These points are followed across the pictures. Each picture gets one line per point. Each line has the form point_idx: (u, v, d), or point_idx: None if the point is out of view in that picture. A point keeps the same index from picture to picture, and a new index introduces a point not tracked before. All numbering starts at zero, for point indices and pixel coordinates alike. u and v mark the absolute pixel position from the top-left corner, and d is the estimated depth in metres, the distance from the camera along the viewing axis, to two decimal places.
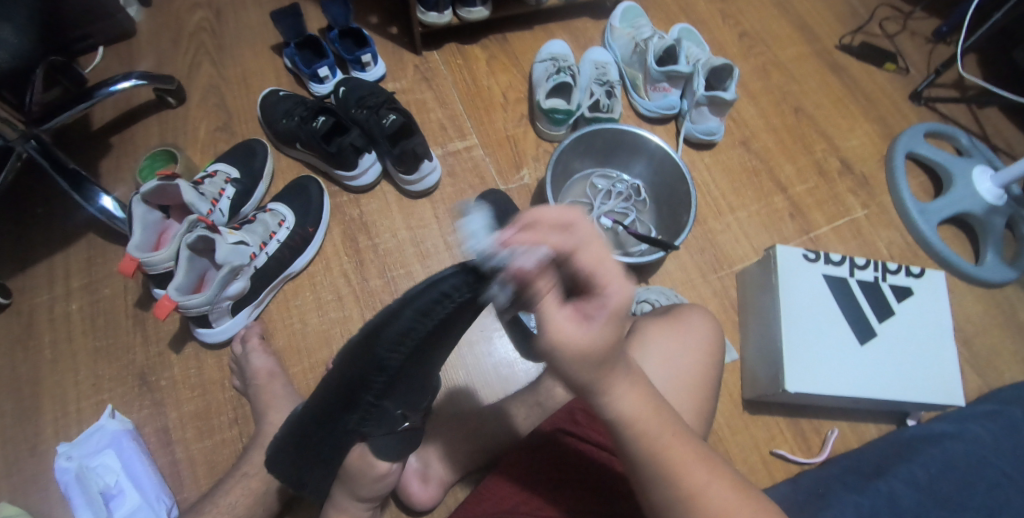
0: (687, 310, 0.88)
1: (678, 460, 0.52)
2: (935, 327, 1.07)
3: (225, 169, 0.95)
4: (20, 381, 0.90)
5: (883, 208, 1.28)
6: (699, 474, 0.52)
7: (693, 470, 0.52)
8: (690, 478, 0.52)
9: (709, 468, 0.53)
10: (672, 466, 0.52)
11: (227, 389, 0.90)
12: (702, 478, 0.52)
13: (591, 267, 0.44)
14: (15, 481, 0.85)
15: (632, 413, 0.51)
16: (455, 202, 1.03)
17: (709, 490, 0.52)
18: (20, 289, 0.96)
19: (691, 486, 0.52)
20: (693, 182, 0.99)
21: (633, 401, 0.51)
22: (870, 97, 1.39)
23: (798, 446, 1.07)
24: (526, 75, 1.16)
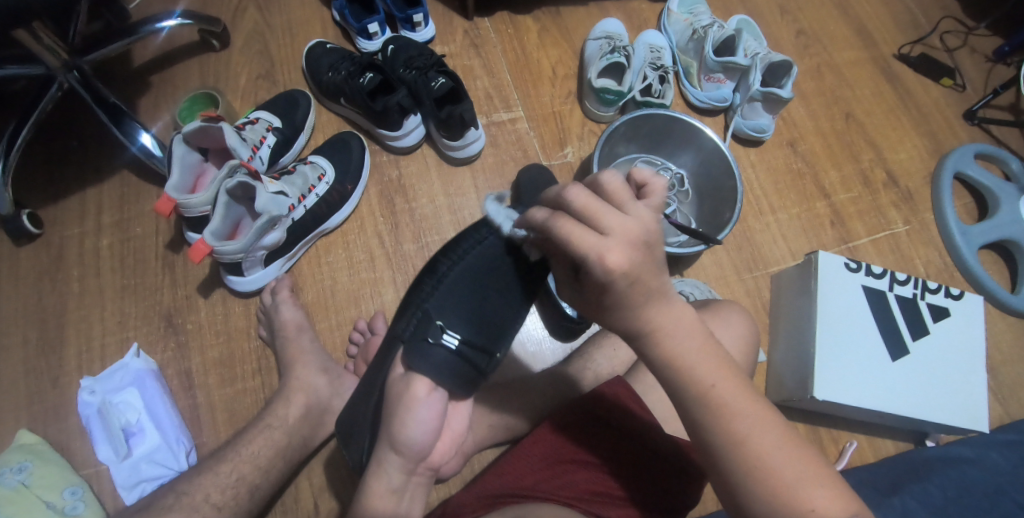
0: (724, 306, 0.86)
1: (730, 406, 0.52)
2: (970, 352, 1.05)
3: (267, 117, 0.93)
4: (47, 311, 0.90)
5: (925, 225, 1.25)
6: (746, 415, 0.52)
7: (740, 410, 0.52)
8: (739, 426, 0.51)
9: (755, 420, 0.52)
10: (722, 410, 0.52)
11: (252, 339, 0.89)
12: (751, 423, 0.51)
13: (585, 206, 0.49)
14: (37, 410, 0.85)
15: (683, 360, 0.52)
16: (496, 173, 1.01)
17: (753, 436, 0.51)
18: (52, 219, 0.95)
19: (741, 431, 0.51)
20: (741, 178, 0.96)
21: (681, 342, 0.52)
22: (923, 111, 1.34)
23: (815, 454, 1.05)
24: (577, 51, 1.12)
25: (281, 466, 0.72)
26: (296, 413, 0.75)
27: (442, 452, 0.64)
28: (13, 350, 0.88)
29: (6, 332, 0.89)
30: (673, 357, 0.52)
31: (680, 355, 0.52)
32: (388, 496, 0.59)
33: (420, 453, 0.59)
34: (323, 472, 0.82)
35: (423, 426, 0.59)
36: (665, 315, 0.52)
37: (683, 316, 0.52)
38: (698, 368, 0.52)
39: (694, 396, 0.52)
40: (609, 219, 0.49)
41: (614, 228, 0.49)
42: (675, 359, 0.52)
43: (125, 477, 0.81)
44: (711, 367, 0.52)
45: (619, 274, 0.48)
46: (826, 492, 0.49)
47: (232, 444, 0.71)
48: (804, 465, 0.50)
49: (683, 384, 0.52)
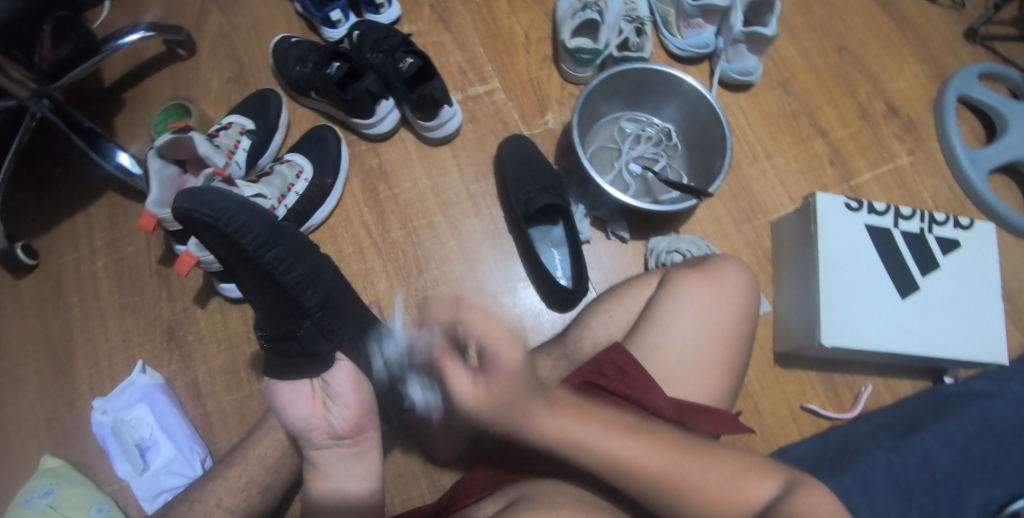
0: (720, 261, 0.83)
1: (649, 464, 0.54)
2: (983, 282, 1.02)
3: (240, 120, 0.91)
4: (53, 339, 0.92)
5: (931, 153, 1.20)
6: (653, 458, 0.54)
7: (655, 461, 0.54)
8: (659, 467, 0.54)
9: (685, 456, 0.55)
10: (651, 474, 0.54)
11: (253, 343, 0.90)
12: (666, 461, 0.54)
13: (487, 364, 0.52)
14: (57, 434, 0.87)
15: (588, 451, 0.54)
16: (478, 149, 0.99)
17: (688, 474, 0.54)
18: (46, 247, 0.96)
19: (669, 474, 0.54)
20: (729, 125, 0.92)
21: (571, 428, 0.54)
22: (920, 35, 1.28)
23: (830, 400, 1.03)
24: (550, 13, 1.08)
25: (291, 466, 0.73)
26: None
27: (338, 416, 0.59)
28: (26, 379, 0.90)
29: (16, 362, 0.91)
30: (584, 446, 0.54)
31: (565, 432, 0.54)
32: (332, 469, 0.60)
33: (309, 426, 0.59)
34: None
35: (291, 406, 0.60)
36: (533, 415, 0.54)
37: (556, 400, 0.56)
38: (596, 440, 0.54)
39: (605, 469, 0.55)
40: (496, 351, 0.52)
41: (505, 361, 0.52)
42: (573, 449, 0.54)
43: (147, 490, 0.83)
44: (599, 433, 0.55)
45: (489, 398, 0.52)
46: (758, 481, 0.55)
47: (240, 448, 0.72)
48: (727, 468, 0.55)
49: (604, 470, 0.55)
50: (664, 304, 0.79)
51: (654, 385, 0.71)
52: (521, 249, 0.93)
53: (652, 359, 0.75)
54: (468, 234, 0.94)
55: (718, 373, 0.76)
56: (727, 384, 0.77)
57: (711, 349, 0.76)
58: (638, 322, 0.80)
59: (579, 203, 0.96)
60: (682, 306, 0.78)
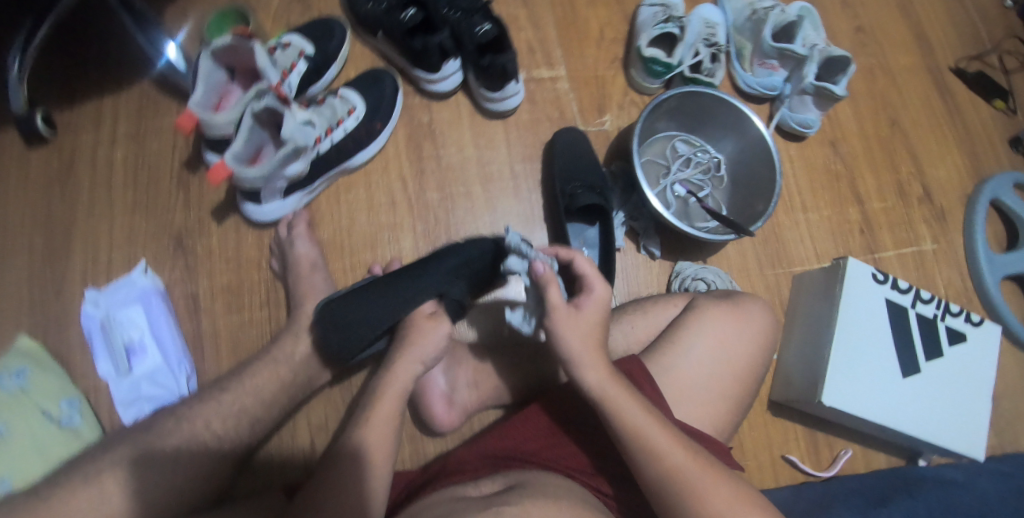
0: (746, 298, 0.84)
1: (642, 429, 0.62)
2: (978, 379, 1.03)
3: (300, 42, 0.87)
4: (54, 219, 0.87)
5: (953, 247, 1.21)
6: (676, 455, 0.61)
7: (678, 461, 0.61)
8: (657, 446, 0.62)
9: (669, 440, 0.62)
10: (641, 436, 0.62)
11: (263, 270, 0.87)
12: (683, 461, 0.61)
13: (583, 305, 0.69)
14: (38, 317, 0.83)
15: (627, 422, 0.63)
16: (530, 131, 0.97)
17: (668, 456, 0.61)
18: (65, 123, 0.91)
19: (655, 448, 0.61)
20: (781, 171, 0.93)
21: (622, 402, 0.64)
22: (969, 130, 1.29)
23: (809, 455, 1.04)
24: (628, 15, 1.06)
25: (282, 402, 0.72)
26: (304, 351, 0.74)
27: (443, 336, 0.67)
28: (17, 254, 0.86)
29: (11, 234, 0.86)
30: (624, 416, 0.63)
31: (581, 349, 0.66)
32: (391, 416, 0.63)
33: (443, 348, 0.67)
34: (321, 412, 0.81)
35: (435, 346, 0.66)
36: (596, 368, 0.66)
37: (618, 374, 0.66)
38: (634, 417, 0.63)
39: (634, 445, 0.62)
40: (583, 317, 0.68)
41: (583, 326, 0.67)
42: (616, 416, 0.63)
43: (124, 394, 0.80)
44: (644, 416, 0.63)
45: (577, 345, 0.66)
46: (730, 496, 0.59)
47: (236, 375, 0.71)
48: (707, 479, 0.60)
49: (630, 443, 0.62)
50: (688, 326, 0.79)
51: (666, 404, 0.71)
52: (552, 241, 0.92)
53: (666, 377, 0.76)
54: (503, 214, 0.92)
55: (724, 404, 0.77)
56: (730, 418, 0.77)
57: (723, 380, 0.77)
58: (657, 339, 0.80)
59: (620, 210, 0.95)
60: (705, 333, 0.79)
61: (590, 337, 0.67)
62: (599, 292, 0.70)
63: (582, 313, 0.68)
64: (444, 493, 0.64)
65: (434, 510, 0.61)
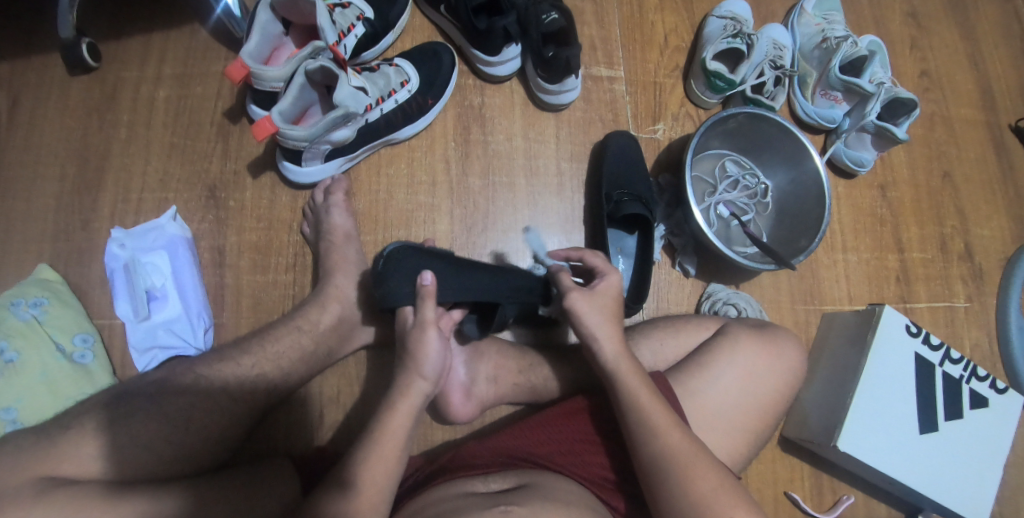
0: (781, 332, 0.82)
1: (652, 417, 0.62)
2: (995, 446, 1.00)
3: (360, 4, 0.85)
4: (88, 151, 0.86)
5: (986, 309, 1.17)
6: (674, 436, 0.61)
7: (674, 441, 0.61)
8: (669, 441, 0.61)
9: (681, 432, 0.62)
10: (648, 422, 0.62)
11: (293, 233, 0.85)
12: (679, 443, 0.61)
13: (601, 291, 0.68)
14: (61, 247, 0.82)
15: (633, 397, 0.63)
16: (581, 130, 0.94)
17: (676, 450, 0.61)
18: (112, 55, 0.89)
19: (665, 444, 0.61)
20: (832, 208, 0.90)
21: (628, 378, 0.64)
22: (1020, 193, 1.24)
23: (812, 496, 1.02)
24: (695, 25, 1.03)
25: (301, 371, 0.71)
26: (327, 322, 0.73)
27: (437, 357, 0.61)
28: (48, 181, 0.84)
29: (44, 161, 0.85)
30: (630, 392, 0.63)
31: (594, 325, 0.66)
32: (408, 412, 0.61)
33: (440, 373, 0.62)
34: (332, 384, 0.80)
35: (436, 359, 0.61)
36: (612, 341, 0.66)
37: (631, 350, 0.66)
38: (639, 393, 0.63)
39: (635, 421, 0.62)
40: (597, 299, 0.66)
41: (599, 307, 0.67)
42: (623, 390, 0.63)
43: (140, 339, 0.78)
44: (648, 393, 0.63)
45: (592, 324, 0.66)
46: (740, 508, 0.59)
47: (257, 337, 0.70)
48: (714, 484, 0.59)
49: (632, 418, 0.62)
50: (720, 351, 0.77)
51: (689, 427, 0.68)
52: (589, 245, 0.90)
53: (689, 401, 0.73)
54: (543, 211, 0.90)
55: (745, 435, 0.75)
56: (746, 450, 0.75)
57: (748, 411, 0.75)
58: (685, 361, 0.77)
59: (661, 223, 0.93)
60: (735, 360, 0.76)
61: (604, 316, 0.66)
62: (611, 279, 0.69)
63: (596, 294, 0.67)
64: (453, 488, 0.62)
65: (442, 506, 0.58)
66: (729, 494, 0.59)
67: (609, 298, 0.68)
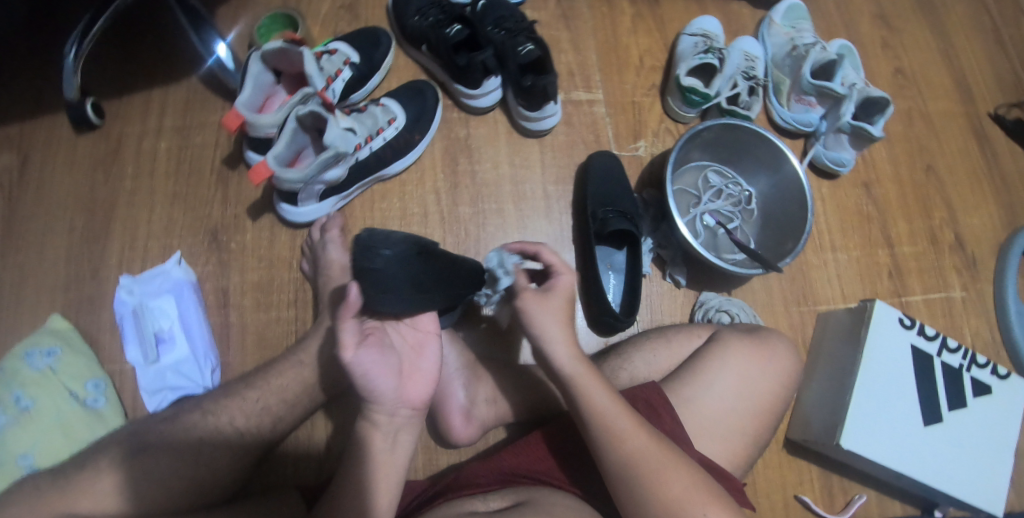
0: (773, 336, 0.83)
1: (615, 422, 0.62)
2: (1001, 434, 1.00)
3: (346, 49, 0.89)
4: (95, 204, 0.90)
5: (983, 296, 1.18)
6: (638, 440, 0.61)
7: (640, 446, 0.61)
8: (636, 445, 0.61)
9: (649, 437, 0.62)
10: (612, 428, 0.62)
11: (293, 270, 0.88)
12: (643, 447, 0.61)
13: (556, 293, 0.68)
14: (72, 297, 0.86)
15: (592, 405, 0.63)
16: (565, 153, 0.98)
17: (644, 455, 0.61)
18: (114, 113, 0.94)
19: (633, 449, 0.61)
20: (814, 211, 0.92)
21: (587, 384, 0.64)
22: (1006, 179, 1.26)
23: (823, 498, 1.02)
24: (669, 44, 1.07)
25: (304, 403, 0.73)
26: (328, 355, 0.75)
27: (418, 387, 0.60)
28: (58, 235, 0.88)
29: (54, 215, 0.89)
30: (590, 398, 0.64)
31: (546, 330, 0.66)
32: (384, 442, 0.59)
33: (387, 398, 0.58)
34: (337, 414, 0.82)
35: (379, 378, 0.56)
36: (566, 346, 0.66)
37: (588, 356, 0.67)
38: (599, 399, 0.63)
39: (598, 428, 0.63)
40: (550, 304, 0.67)
41: (553, 310, 0.67)
42: (582, 396, 0.64)
43: (150, 381, 0.81)
44: (608, 398, 0.64)
45: (544, 329, 0.66)
46: (715, 506, 0.59)
47: (261, 373, 0.73)
48: (686, 484, 0.60)
49: (594, 426, 0.63)
50: (713, 359, 0.79)
51: (684, 439, 0.69)
52: (580, 263, 0.93)
53: (686, 410, 0.75)
54: (533, 232, 0.93)
55: (742, 440, 0.76)
56: (746, 455, 0.76)
57: (743, 416, 0.76)
58: (679, 370, 0.79)
59: (649, 237, 0.95)
60: (728, 367, 0.78)
61: (559, 323, 0.67)
62: (566, 279, 0.68)
63: (551, 299, 0.67)
64: (455, 510, 0.63)
65: None
66: (702, 495, 0.60)
67: (562, 301, 0.68)
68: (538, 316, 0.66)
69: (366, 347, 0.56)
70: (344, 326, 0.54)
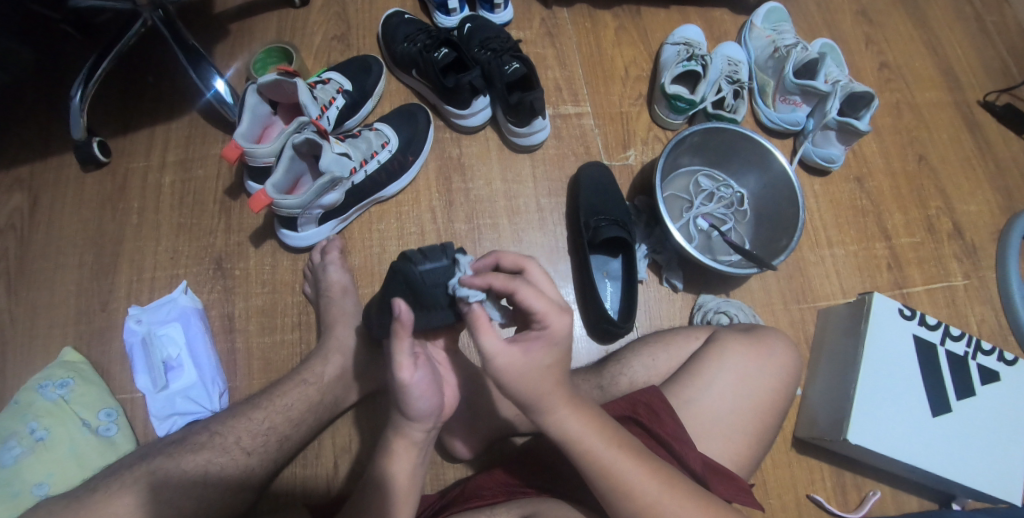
0: (769, 333, 0.84)
1: (622, 474, 0.58)
2: (1015, 421, 0.98)
3: (339, 78, 0.93)
4: (104, 239, 0.93)
5: (986, 283, 1.18)
6: (652, 491, 0.58)
7: (655, 496, 0.58)
8: (650, 493, 0.58)
9: (663, 485, 0.58)
10: (619, 481, 0.58)
11: (296, 294, 0.91)
12: (661, 495, 0.58)
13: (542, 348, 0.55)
14: (83, 330, 0.88)
15: (595, 459, 0.58)
16: (556, 166, 1.00)
17: (662, 503, 0.58)
18: (119, 150, 0.97)
19: (648, 500, 0.57)
20: (805, 207, 0.93)
21: (585, 434, 0.58)
22: (1000, 164, 1.27)
23: (836, 496, 1.02)
24: (653, 54, 1.10)
25: (310, 421, 0.75)
26: (331, 374, 0.77)
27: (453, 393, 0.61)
28: (68, 270, 0.91)
29: (64, 252, 0.92)
30: (591, 453, 0.58)
31: (529, 390, 0.56)
32: (415, 452, 0.60)
33: (431, 414, 0.58)
34: (344, 432, 0.84)
35: (422, 397, 0.56)
36: (557, 402, 0.57)
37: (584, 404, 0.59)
38: (602, 453, 0.58)
39: (607, 486, 0.58)
40: (532, 360, 0.54)
41: (535, 367, 0.55)
42: (581, 451, 0.58)
43: (160, 408, 0.83)
44: (613, 450, 0.58)
45: (527, 390, 0.56)
46: None
47: (265, 393, 0.75)
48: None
49: (603, 482, 0.58)
50: (710, 361, 0.79)
51: (688, 441, 0.70)
52: (576, 273, 0.94)
53: (686, 411, 0.76)
54: (529, 245, 0.95)
55: (745, 439, 0.76)
56: (750, 455, 0.76)
57: (745, 416, 0.77)
58: (679, 373, 0.80)
59: (643, 243, 0.97)
60: (725, 367, 0.79)
61: (539, 379, 0.55)
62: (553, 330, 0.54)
63: (530, 355, 0.54)
64: None
65: None
66: None
67: (545, 357, 0.55)
68: (514, 381, 0.55)
69: (422, 366, 0.56)
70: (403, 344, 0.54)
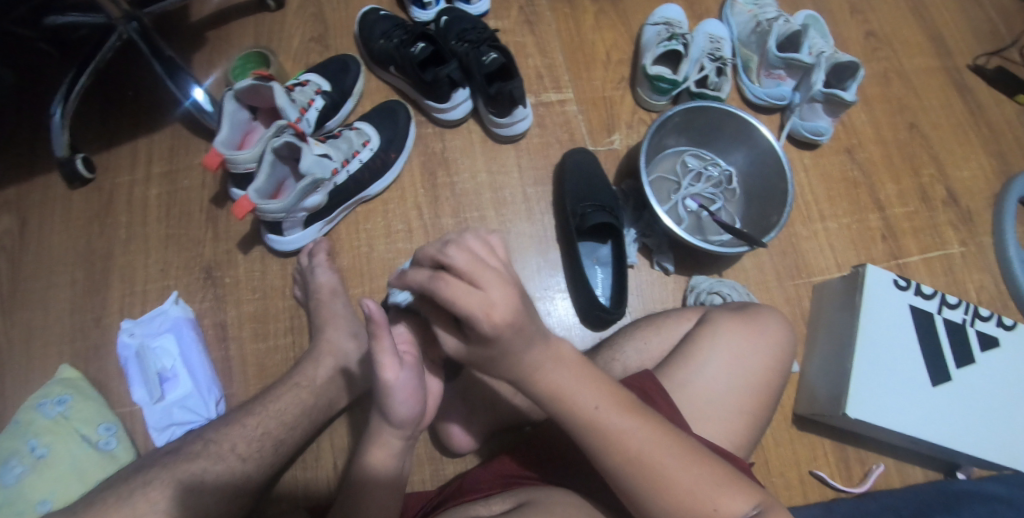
0: (763, 311, 0.84)
1: (605, 420, 0.55)
2: (1016, 386, 0.98)
3: (317, 80, 0.92)
4: (93, 255, 0.93)
5: (983, 249, 1.17)
6: (632, 429, 0.55)
7: (635, 439, 0.54)
8: (633, 438, 0.54)
9: (639, 425, 0.55)
10: (606, 430, 0.54)
11: (287, 298, 0.91)
12: (647, 445, 0.54)
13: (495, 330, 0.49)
14: (79, 347, 0.89)
15: (575, 412, 0.55)
16: (541, 155, 0.99)
17: (642, 447, 0.54)
18: (103, 165, 0.97)
19: (632, 447, 0.54)
20: (793, 181, 0.92)
21: (564, 382, 0.55)
22: (992, 127, 1.25)
23: (839, 471, 1.02)
24: (633, 36, 1.09)
25: (306, 424, 0.75)
26: (323, 376, 0.78)
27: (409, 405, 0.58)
28: (61, 288, 0.91)
29: (55, 271, 0.92)
30: (573, 407, 0.55)
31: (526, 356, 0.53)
32: (386, 452, 0.63)
33: (410, 421, 0.60)
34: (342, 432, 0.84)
35: (404, 401, 0.57)
36: (548, 364, 0.54)
37: (569, 359, 0.55)
38: (583, 400, 0.55)
39: (584, 431, 0.55)
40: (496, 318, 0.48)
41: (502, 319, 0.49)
42: (561, 404, 0.55)
43: (158, 419, 0.84)
44: (607, 405, 0.55)
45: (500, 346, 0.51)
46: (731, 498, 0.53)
47: (260, 399, 0.75)
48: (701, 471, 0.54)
49: (582, 430, 0.55)
50: (702, 341, 0.79)
51: (683, 423, 0.69)
52: (566, 262, 0.94)
53: (682, 393, 0.76)
54: (517, 237, 0.95)
55: (741, 418, 0.76)
56: (747, 434, 0.76)
57: (739, 395, 0.76)
58: (672, 355, 0.80)
59: (631, 228, 0.96)
60: (718, 347, 0.78)
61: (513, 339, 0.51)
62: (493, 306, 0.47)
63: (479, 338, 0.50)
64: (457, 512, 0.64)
65: None
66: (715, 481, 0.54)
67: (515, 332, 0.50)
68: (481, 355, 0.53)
69: (406, 368, 0.57)
70: (382, 347, 0.55)
